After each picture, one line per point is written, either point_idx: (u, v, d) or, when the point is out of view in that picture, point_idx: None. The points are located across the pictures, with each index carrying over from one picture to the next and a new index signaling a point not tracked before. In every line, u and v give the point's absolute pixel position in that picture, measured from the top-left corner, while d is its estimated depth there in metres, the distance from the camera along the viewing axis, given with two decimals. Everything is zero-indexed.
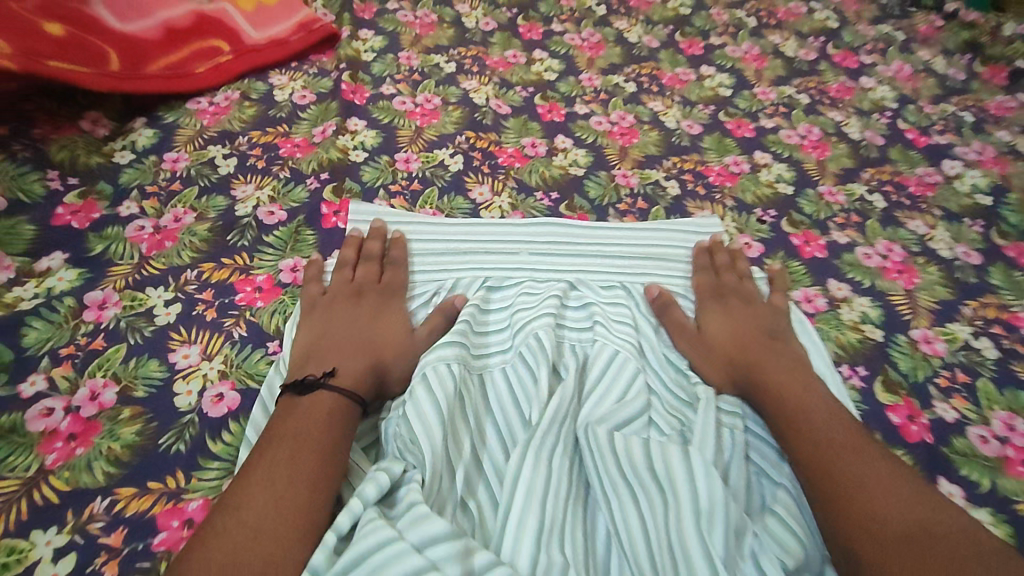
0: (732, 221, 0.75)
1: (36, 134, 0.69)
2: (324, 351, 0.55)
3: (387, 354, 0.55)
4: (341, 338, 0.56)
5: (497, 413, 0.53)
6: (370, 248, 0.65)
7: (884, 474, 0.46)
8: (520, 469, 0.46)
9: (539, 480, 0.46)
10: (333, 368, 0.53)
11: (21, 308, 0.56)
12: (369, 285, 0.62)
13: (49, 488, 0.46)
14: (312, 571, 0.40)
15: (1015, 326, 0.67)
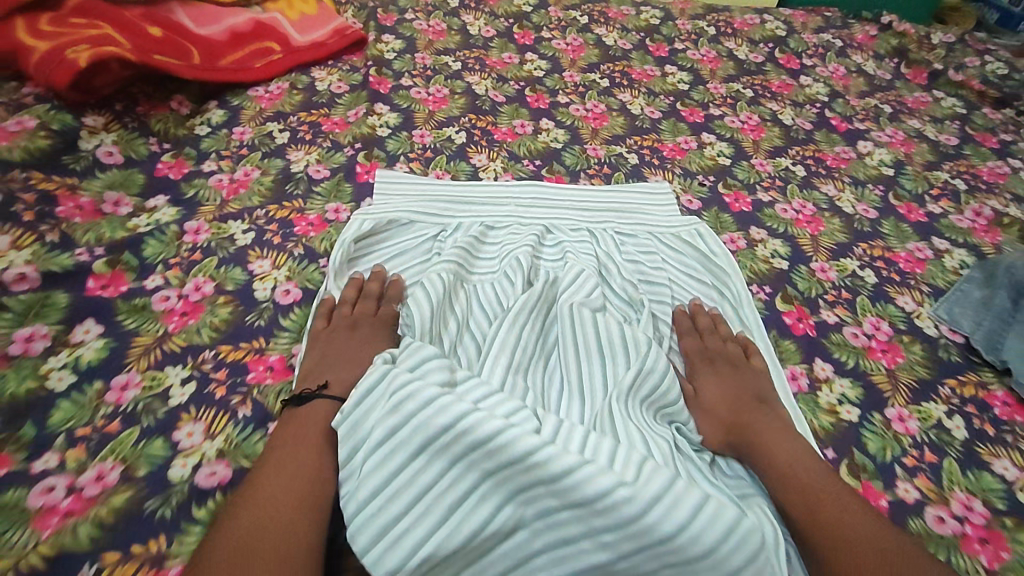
0: (678, 184, 0.94)
1: (140, 110, 0.88)
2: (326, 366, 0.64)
3: None
4: (341, 357, 0.65)
5: (481, 306, 0.72)
6: (370, 288, 0.73)
7: (879, 529, 0.52)
8: (496, 334, 0.66)
9: (510, 339, 0.66)
10: (326, 380, 0.62)
11: (139, 230, 0.76)
12: (365, 318, 0.69)
13: (173, 343, 0.66)
14: (340, 416, 0.58)
15: (894, 262, 0.86)
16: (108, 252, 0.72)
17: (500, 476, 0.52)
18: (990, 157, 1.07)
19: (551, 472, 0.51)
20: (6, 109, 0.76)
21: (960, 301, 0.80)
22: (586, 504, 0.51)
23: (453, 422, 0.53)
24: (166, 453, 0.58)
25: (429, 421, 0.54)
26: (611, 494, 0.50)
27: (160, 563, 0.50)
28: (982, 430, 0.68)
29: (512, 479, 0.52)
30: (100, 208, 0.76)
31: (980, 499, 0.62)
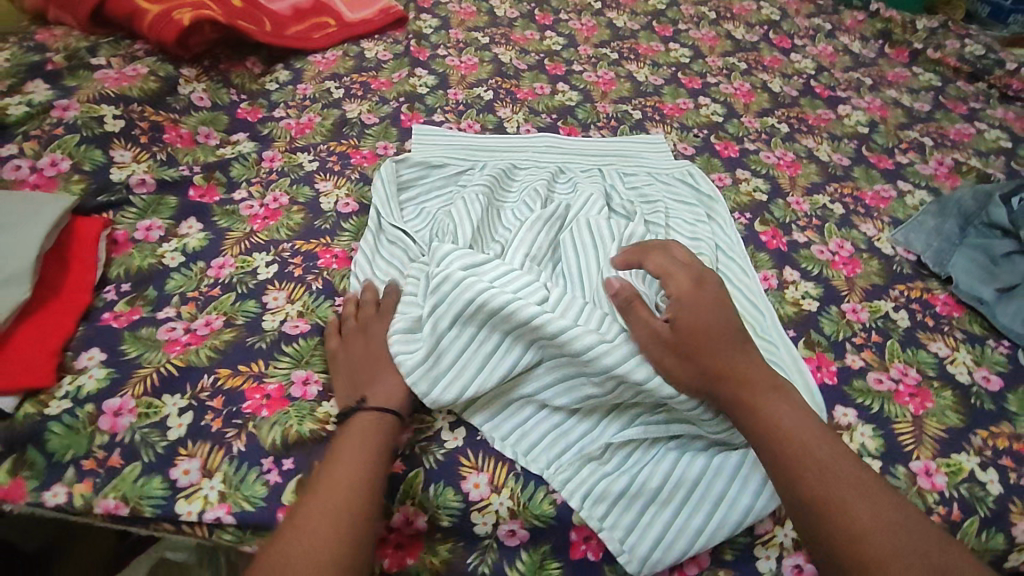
0: (676, 135, 1.09)
1: (222, 67, 1.07)
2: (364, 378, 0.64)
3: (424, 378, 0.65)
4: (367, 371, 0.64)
5: (501, 214, 0.83)
6: (365, 300, 0.70)
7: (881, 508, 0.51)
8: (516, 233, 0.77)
9: (528, 237, 0.76)
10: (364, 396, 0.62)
11: (226, 157, 0.93)
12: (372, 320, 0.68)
13: (259, 238, 0.82)
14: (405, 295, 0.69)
15: (861, 199, 0.99)
16: (203, 170, 0.89)
17: (516, 334, 0.63)
18: (958, 121, 1.20)
19: (552, 331, 0.62)
20: (123, 61, 0.97)
21: (916, 228, 0.93)
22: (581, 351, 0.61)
23: (474, 297, 0.63)
24: (257, 308, 0.73)
25: (455, 298, 0.63)
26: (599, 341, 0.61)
27: (260, 379, 0.66)
28: (923, 321, 0.81)
29: (525, 336, 0.63)
30: (195, 138, 0.94)
31: (915, 368, 0.75)
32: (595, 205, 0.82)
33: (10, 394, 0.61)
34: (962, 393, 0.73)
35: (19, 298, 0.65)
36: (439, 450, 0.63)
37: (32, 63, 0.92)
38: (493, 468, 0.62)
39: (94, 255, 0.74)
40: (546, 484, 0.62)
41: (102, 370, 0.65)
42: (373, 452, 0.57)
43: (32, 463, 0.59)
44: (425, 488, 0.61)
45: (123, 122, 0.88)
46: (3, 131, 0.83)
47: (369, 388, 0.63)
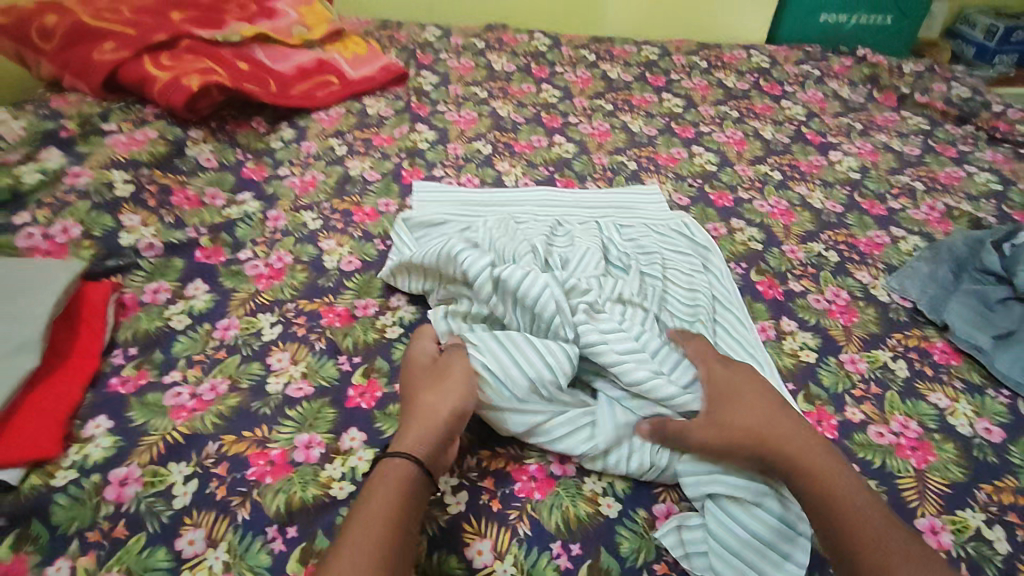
0: (671, 185, 1.11)
1: (229, 128, 1.10)
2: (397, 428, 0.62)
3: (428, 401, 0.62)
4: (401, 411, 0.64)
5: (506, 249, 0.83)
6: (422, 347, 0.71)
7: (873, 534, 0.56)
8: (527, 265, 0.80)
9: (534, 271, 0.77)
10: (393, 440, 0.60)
11: (232, 217, 0.95)
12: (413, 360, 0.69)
13: (264, 298, 0.83)
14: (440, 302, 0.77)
15: (855, 246, 1.01)
16: (210, 232, 0.91)
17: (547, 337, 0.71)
18: (948, 164, 1.23)
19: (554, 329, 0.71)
20: (134, 124, 1.01)
21: (910, 275, 0.95)
22: (603, 360, 0.67)
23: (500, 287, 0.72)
24: (262, 371, 0.74)
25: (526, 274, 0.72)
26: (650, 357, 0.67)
27: (264, 445, 0.66)
28: (922, 371, 0.81)
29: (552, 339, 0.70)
30: (202, 199, 0.97)
31: (915, 420, 0.75)
32: (592, 258, 0.83)
33: (17, 465, 0.61)
34: (964, 445, 0.73)
35: (30, 365, 0.66)
36: (442, 516, 0.61)
37: (46, 130, 0.96)
38: (495, 533, 0.60)
39: (103, 320, 0.76)
40: (549, 549, 0.59)
41: (108, 438, 0.65)
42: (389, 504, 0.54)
43: (36, 536, 0.58)
44: (427, 555, 0.58)
45: (132, 186, 0.91)
46: (18, 199, 0.86)
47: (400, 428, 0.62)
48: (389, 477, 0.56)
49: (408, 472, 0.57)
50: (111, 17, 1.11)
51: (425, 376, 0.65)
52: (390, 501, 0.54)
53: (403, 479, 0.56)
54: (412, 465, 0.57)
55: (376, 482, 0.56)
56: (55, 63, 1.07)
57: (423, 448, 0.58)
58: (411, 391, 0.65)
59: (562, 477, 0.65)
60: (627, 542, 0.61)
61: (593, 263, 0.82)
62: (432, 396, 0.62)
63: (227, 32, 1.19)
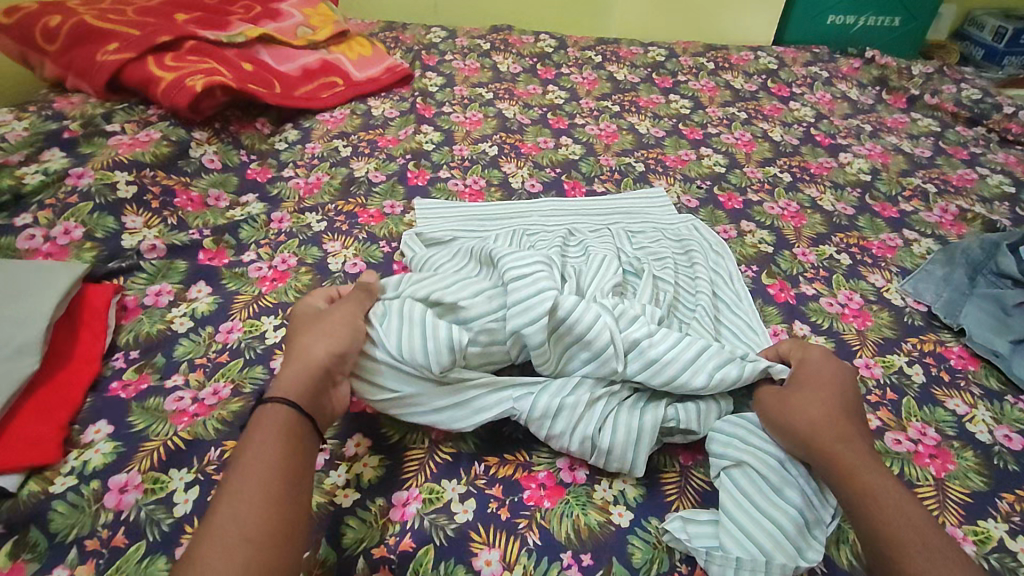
0: (679, 187, 1.10)
1: (233, 129, 1.09)
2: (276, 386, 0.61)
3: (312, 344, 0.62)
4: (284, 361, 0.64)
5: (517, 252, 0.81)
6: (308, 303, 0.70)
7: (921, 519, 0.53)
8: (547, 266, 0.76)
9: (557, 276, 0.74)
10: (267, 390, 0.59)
11: (235, 219, 0.94)
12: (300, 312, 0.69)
13: (267, 300, 0.82)
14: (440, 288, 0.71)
15: (867, 248, 0.99)
16: (213, 234, 0.90)
17: (583, 339, 0.66)
18: (960, 166, 1.21)
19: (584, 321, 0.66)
20: (137, 126, 1.00)
21: (924, 278, 0.93)
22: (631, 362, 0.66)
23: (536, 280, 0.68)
24: (265, 374, 0.72)
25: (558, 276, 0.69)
26: (715, 352, 0.67)
27: None
28: (938, 376, 0.80)
29: (599, 340, 0.65)
30: (205, 201, 0.96)
31: (933, 427, 0.73)
32: (610, 265, 0.79)
33: (15, 471, 0.60)
34: (984, 453, 0.71)
35: (29, 369, 0.65)
36: (449, 525, 0.59)
37: (49, 131, 0.96)
38: (504, 543, 0.59)
39: (104, 322, 0.74)
40: (560, 558, 0.58)
41: (108, 444, 0.64)
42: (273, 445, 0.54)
43: (34, 544, 0.56)
44: (434, 565, 0.57)
45: (135, 187, 0.90)
46: (19, 201, 0.85)
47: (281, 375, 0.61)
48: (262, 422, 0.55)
49: (281, 412, 0.56)
50: (115, 17, 1.10)
51: (307, 324, 0.66)
52: (269, 444, 0.54)
53: (278, 421, 0.55)
54: (285, 406, 0.56)
55: (251, 428, 0.55)
56: (58, 64, 1.06)
57: (300, 389, 0.58)
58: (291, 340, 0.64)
59: (572, 484, 0.64)
60: (640, 552, 0.59)
61: (609, 271, 0.79)
62: (311, 342, 0.62)
63: (231, 33, 1.19)
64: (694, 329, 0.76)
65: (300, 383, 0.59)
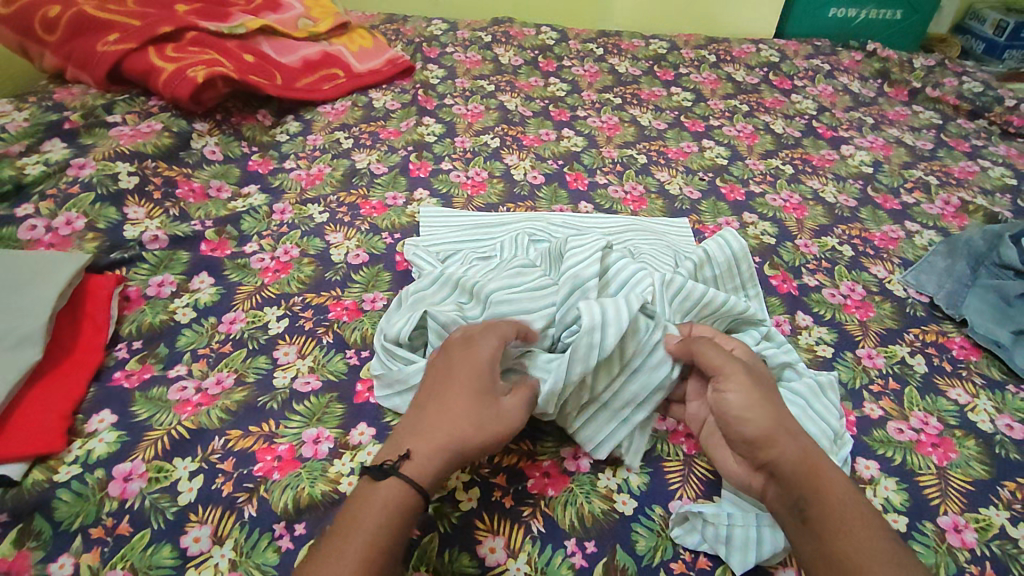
0: (681, 178, 1.10)
1: (234, 121, 1.09)
2: (409, 427, 0.57)
3: (451, 419, 0.56)
4: (433, 414, 0.57)
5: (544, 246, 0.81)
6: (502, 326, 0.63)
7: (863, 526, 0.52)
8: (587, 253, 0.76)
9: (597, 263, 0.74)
10: (408, 449, 0.55)
11: (238, 210, 0.94)
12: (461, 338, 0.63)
13: (270, 291, 0.82)
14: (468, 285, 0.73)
15: (869, 240, 1.00)
16: (215, 225, 0.90)
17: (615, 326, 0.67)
18: (961, 158, 1.21)
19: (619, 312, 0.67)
20: (138, 117, 1.00)
21: (926, 269, 0.93)
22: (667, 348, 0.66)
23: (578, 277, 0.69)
24: (268, 364, 0.72)
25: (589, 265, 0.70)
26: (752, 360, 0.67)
27: (271, 440, 0.65)
28: (940, 366, 0.80)
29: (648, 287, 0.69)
30: (207, 192, 0.95)
31: (935, 416, 0.73)
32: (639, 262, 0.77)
33: (18, 460, 0.60)
34: (986, 442, 0.71)
35: (33, 358, 0.65)
36: (454, 512, 0.60)
37: (49, 121, 0.96)
38: (509, 530, 0.59)
39: (108, 313, 0.74)
40: (564, 547, 0.58)
41: (112, 433, 0.64)
42: (384, 523, 0.50)
43: (39, 532, 0.56)
44: (439, 553, 0.57)
45: (137, 178, 0.90)
46: (21, 191, 0.85)
47: (413, 441, 0.55)
48: (384, 495, 0.52)
49: (408, 495, 0.52)
50: (116, 8, 1.10)
51: (465, 374, 0.59)
52: (378, 520, 0.50)
53: (400, 500, 0.51)
54: (415, 494, 0.52)
55: (368, 498, 0.52)
56: (59, 55, 1.06)
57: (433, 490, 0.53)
58: (446, 386, 0.58)
59: (576, 473, 0.64)
60: (644, 540, 0.59)
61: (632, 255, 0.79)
62: (455, 409, 0.56)
63: (232, 24, 1.18)
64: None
65: (435, 478, 0.54)
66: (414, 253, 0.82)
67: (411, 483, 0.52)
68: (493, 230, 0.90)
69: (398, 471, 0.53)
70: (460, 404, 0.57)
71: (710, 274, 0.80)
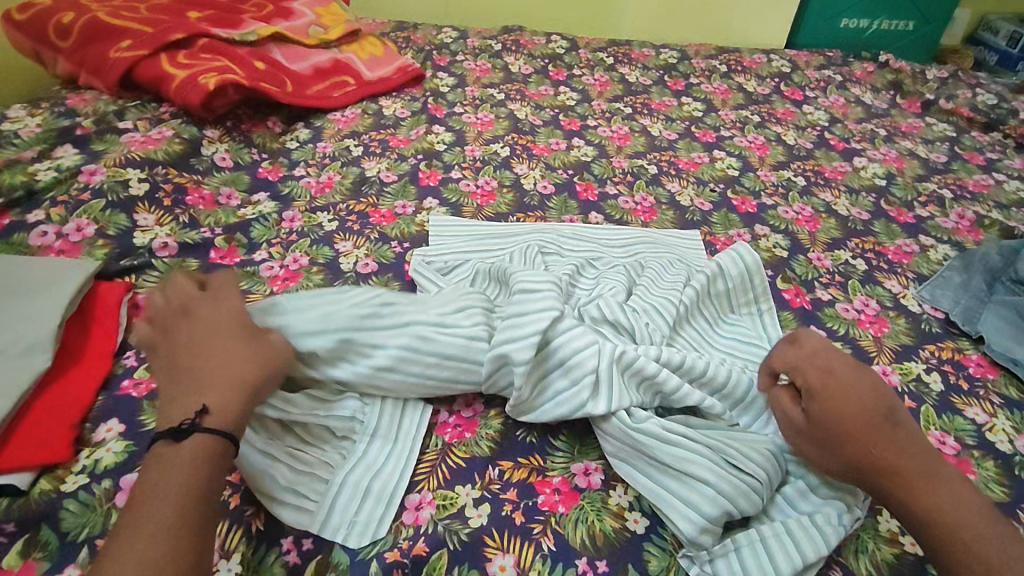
0: (692, 189, 1.09)
1: (245, 127, 1.09)
2: (186, 389, 0.53)
3: (245, 376, 0.55)
4: (204, 373, 0.54)
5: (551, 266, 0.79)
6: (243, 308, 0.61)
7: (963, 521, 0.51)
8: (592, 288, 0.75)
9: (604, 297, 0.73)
10: (204, 404, 0.51)
11: (247, 218, 0.93)
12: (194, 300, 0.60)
13: None
14: None
15: (883, 253, 0.98)
16: (225, 232, 0.90)
17: None
18: (976, 172, 1.20)
19: None
20: (149, 123, 1.00)
21: (941, 285, 0.92)
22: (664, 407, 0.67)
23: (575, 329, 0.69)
24: None
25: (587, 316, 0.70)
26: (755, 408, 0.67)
27: None
28: (957, 385, 0.78)
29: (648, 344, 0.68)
30: (217, 199, 0.95)
31: (952, 436, 0.72)
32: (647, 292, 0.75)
33: (26, 470, 0.59)
34: (1005, 463, 0.70)
35: (41, 366, 0.65)
36: (463, 529, 0.59)
37: (61, 127, 0.96)
38: (519, 548, 0.58)
39: (116, 320, 0.74)
40: (575, 566, 0.57)
41: (119, 443, 0.63)
42: (203, 475, 0.48)
43: (45, 543, 0.56)
44: (448, 570, 0.56)
45: (147, 185, 0.90)
46: (32, 197, 0.85)
47: (199, 395, 0.52)
48: (194, 447, 0.49)
49: (217, 441, 0.50)
50: (129, 15, 1.10)
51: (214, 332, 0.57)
52: (189, 474, 0.48)
53: (212, 450, 0.50)
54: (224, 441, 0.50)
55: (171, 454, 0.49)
56: (71, 61, 1.07)
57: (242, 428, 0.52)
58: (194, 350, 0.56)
59: (587, 490, 0.63)
60: (656, 560, 0.58)
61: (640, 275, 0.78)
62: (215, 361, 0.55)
63: (244, 31, 1.18)
64: (740, 326, 0.78)
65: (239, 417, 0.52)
66: (418, 269, 0.82)
67: (217, 433, 0.50)
68: (501, 242, 0.90)
69: (201, 428, 0.50)
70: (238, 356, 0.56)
71: (723, 287, 0.79)
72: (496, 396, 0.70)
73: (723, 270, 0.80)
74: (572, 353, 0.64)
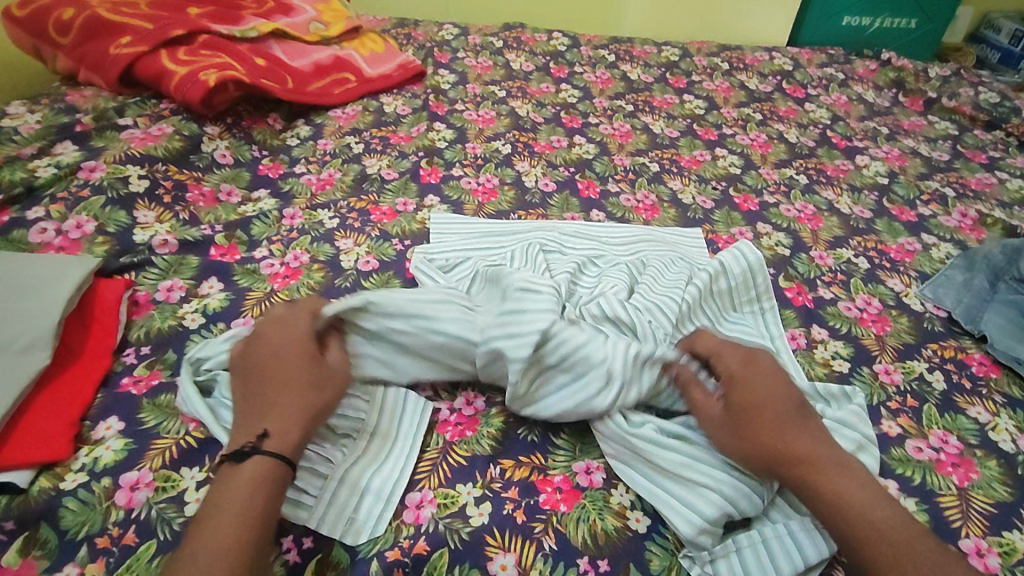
0: (694, 187, 1.08)
1: (245, 124, 1.09)
2: (252, 415, 0.56)
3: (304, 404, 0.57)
4: (267, 401, 0.57)
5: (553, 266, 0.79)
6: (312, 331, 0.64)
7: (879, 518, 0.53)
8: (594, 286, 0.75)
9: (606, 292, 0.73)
10: (264, 428, 0.55)
11: (247, 215, 0.93)
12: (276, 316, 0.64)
13: (280, 297, 0.81)
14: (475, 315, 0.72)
15: (885, 252, 0.98)
16: (225, 229, 0.89)
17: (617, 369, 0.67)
18: (978, 170, 1.20)
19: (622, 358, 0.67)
20: (150, 120, 1.00)
21: (943, 284, 0.92)
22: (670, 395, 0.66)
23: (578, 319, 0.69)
24: None
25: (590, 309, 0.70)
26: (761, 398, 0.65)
27: None
28: (959, 384, 0.78)
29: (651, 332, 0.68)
30: (217, 196, 0.95)
31: (955, 435, 0.72)
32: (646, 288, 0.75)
33: (25, 467, 0.59)
34: (1008, 463, 0.70)
35: (41, 364, 0.65)
36: (464, 528, 0.58)
37: (61, 124, 0.96)
38: (520, 547, 0.58)
39: (116, 317, 0.73)
40: (576, 565, 0.57)
41: (119, 440, 0.63)
42: (254, 494, 0.51)
43: (45, 541, 0.56)
44: (449, 568, 0.56)
45: (147, 182, 0.90)
46: (31, 193, 0.85)
47: (265, 420, 0.55)
48: (250, 472, 0.52)
49: (272, 464, 0.52)
50: (129, 10, 1.10)
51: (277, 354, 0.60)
52: (243, 496, 0.50)
53: (267, 473, 0.52)
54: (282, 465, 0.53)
55: (231, 477, 0.51)
56: (71, 57, 1.06)
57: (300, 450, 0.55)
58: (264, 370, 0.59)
59: (589, 489, 0.63)
60: (658, 559, 0.58)
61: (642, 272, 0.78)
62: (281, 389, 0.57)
63: (244, 28, 1.18)
64: (742, 324, 0.77)
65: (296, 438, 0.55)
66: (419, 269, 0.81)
67: (274, 457, 0.53)
68: (501, 240, 0.89)
69: (260, 450, 0.53)
70: (297, 384, 0.58)
71: (725, 285, 0.79)
72: (497, 394, 0.70)
73: (724, 268, 0.79)
74: (573, 348, 0.64)
